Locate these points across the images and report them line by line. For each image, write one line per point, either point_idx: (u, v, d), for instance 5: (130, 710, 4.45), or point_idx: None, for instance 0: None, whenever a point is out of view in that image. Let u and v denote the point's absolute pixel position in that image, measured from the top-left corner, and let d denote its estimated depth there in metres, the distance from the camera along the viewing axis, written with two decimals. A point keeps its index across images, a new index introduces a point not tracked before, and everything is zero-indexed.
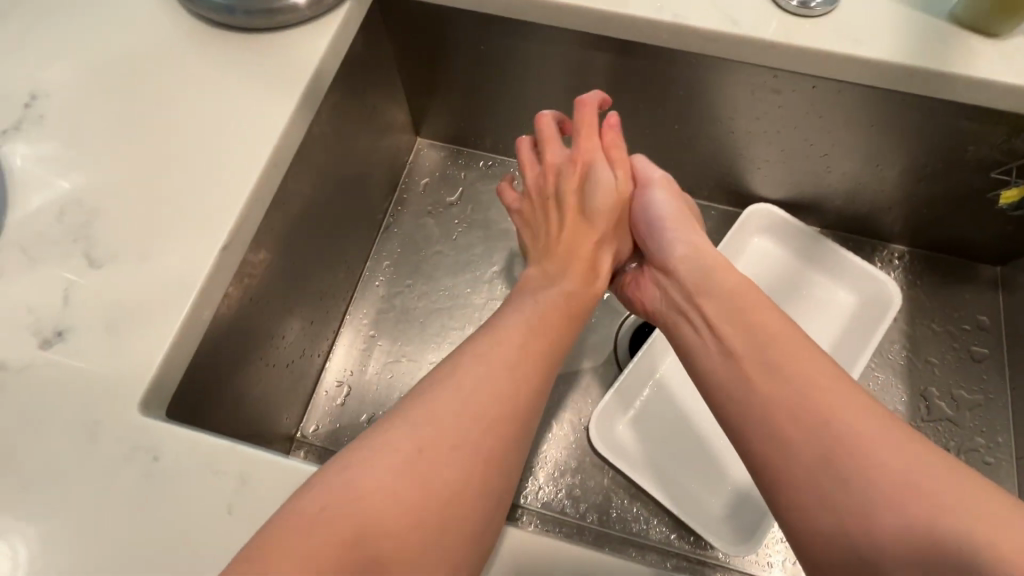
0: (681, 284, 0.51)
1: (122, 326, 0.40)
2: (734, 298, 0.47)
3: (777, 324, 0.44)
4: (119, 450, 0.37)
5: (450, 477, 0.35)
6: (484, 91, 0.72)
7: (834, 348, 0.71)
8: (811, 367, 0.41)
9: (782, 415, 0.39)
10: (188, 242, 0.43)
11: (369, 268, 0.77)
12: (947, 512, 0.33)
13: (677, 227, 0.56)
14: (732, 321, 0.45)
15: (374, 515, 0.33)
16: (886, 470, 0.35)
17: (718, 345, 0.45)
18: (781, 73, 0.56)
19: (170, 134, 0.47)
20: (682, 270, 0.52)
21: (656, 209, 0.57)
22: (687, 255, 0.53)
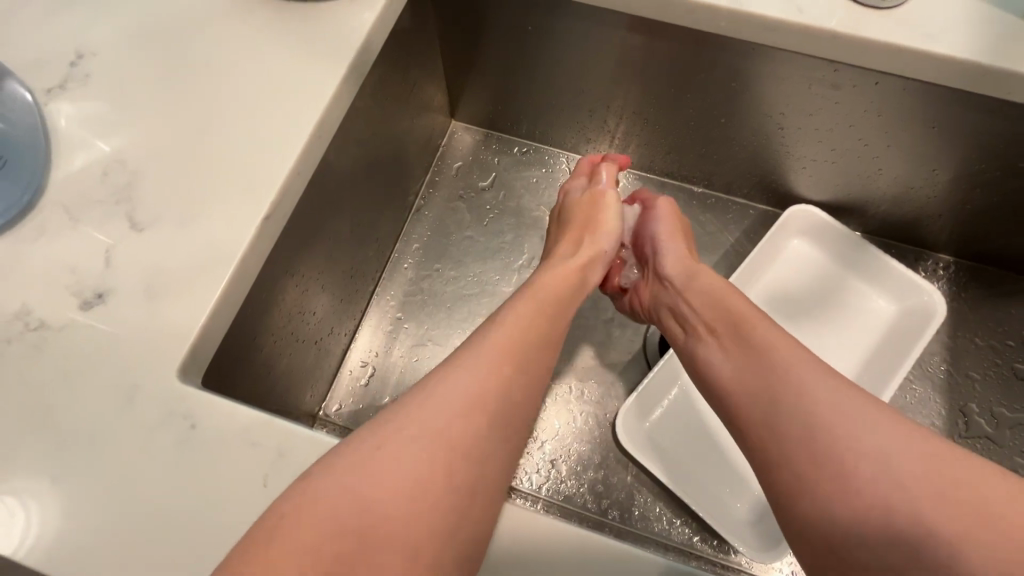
0: (675, 291, 0.54)
1: (162, 291, 0.40)
2: (719, 295, 0.49)
3: (769, 333, 0.43)
4: (156, 415, 0.37)
5: (452, 460, 0.35)
6: (524, 74, 0.70)
7: (865, 362, 0.69)
8: (791, 354, 0.42)
9: (754, 406, 0.41)
10: (228, 209, 0.42)
11: (398, 249, 0.76)
12: (940, 498, 0.33)
13: (672, 242, 0.59)
14: (717, 314, 0.48)
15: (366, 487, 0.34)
16: (874, 458, 0.36)
17: (706, 338, 0.47)
18: (842, 68, 0.54)
19: (215, 101, 0.46)
20: (676, 276, 0.55)
21: (651, 230, 0.61)
22: (678, 265, 0.56)
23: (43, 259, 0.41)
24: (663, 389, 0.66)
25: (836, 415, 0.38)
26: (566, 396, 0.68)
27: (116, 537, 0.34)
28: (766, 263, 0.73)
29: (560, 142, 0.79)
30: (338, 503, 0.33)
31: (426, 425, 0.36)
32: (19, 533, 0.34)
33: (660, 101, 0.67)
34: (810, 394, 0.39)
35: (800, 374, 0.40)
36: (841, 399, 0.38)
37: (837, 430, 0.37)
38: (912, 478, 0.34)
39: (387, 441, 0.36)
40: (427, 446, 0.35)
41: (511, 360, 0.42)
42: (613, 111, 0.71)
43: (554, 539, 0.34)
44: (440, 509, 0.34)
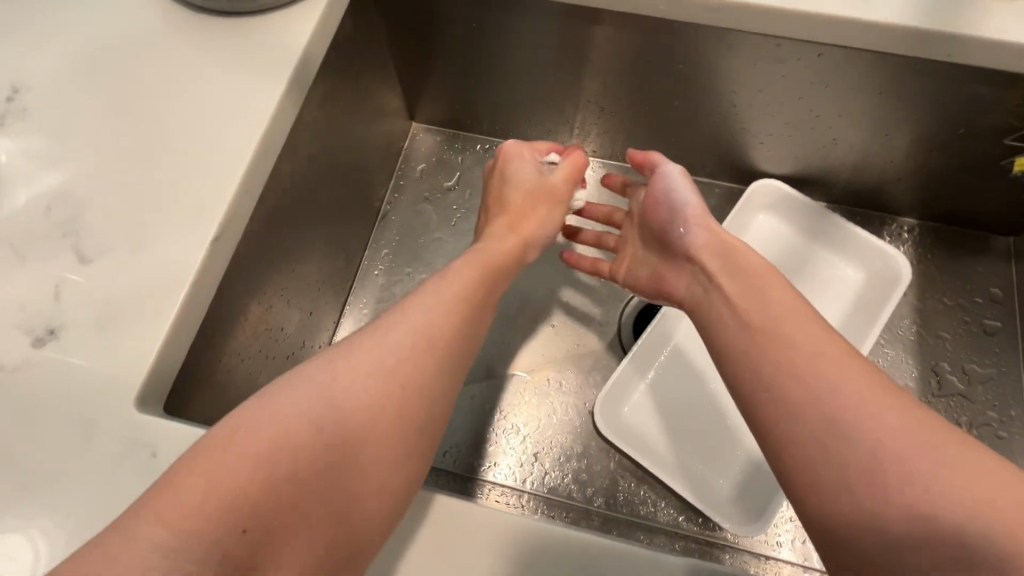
0: (707, 273, 0.49)
1: (114, 321, 0.40)
2: (756, 277, 0.45)
3: (783, 309, 0.42)
4: (117, 446, 0.37)
5: (401, 401, 0.36)
6: (478, 71, 0.70)
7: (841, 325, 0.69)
8: (783, 325, 0.41)
9: None
10: (177, 233, 0.42)
11: (368, 257, 0.76)
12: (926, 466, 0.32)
13: (697, 216, 0.53)
14: (753, 300, 0.43)
15: (318, 440, 0.33)
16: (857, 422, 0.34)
17: (733, 325, 0.43)
18: (784, 42, 0.54)
19: (158, 126, 0.45)
20: (709, 257, 0.49)
21: (678, 203, 0.54)
22: (713, 245, 0.50)
23: None
24: (641, 358, 0.66)
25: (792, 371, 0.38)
26: (545, 389, 0.68)
27: None
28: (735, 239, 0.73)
29: (522, 136, 0.79)
30: (279, 461, 0.32)
31: (375, 377, 0.36)
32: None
33: (616, 89, 0.67)
34: (779, 364, 0.39)
35: (776, 346, 0.40)
36: (816, 353, 0.38)
37: (811, 401, 0.36)
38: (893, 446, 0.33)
39: (327, 392, 0.35)
40: (370, 394, 0.35)
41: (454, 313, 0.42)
42: (570, 102, 0.71)
43: (514, 533, 0.35)
44: (398, 455, 0.35)
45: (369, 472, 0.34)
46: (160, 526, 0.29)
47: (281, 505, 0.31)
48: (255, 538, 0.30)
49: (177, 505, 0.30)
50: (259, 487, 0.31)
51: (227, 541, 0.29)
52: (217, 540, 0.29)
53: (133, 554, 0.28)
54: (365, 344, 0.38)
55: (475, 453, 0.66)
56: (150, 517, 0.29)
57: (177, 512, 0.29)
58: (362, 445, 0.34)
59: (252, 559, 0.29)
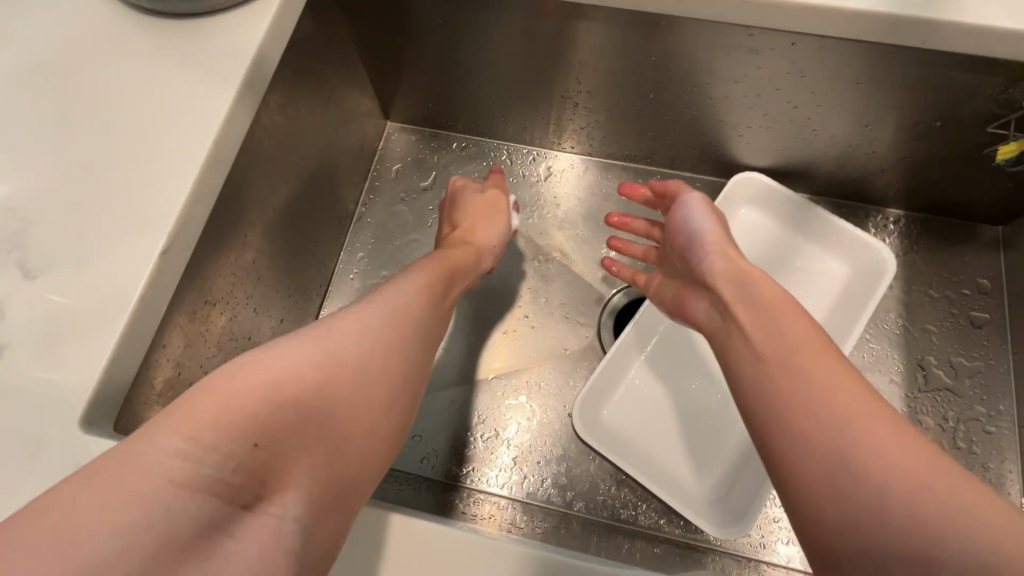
0: (721, 298, 0.47)
1: (60, 339, 0.39)
2: (770, 300, 0.43)
3: (797, 329, 0.40)
4: (62, 468, 0.36)
5: (389, 352, 0.36)
6: (448, 68, 0.68)
7: (826, 311, 0.68)
8: (792, 340, 0.39)
9: None
10: (125, 245, 0.41)
11: (343, 260, 0.74)
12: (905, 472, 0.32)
13: (716, 242, 0.51)
14: (764, 325, 0.41)
15: (320, 373, 0.33)
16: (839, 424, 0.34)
17: (747, 352, 0.41)
18: (756, 32, 0.52)
19: (105, 134, 0.44)
20: (723, 280, 0.47)
21: (694, 227, 0.53)
22: (725, 266, 0.49)
23: None
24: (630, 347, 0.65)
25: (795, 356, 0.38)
26: (524, 391, 0.67)
27: None
28: None
29: (499, 134, 0.78)
30: (278, 396, 0.31)
31: (364, 331, 0.36)
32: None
33: (590, 82, 0.65)
34: (766, 368, 0.39)
35: (773, 363, 0.39)
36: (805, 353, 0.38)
37: (790, 403, 0.36)
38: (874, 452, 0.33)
39: (323, 341, 0.34)
40: (363, 345, 0.35)
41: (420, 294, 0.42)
42: (545, 97, 0.69)
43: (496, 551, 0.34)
44: (386, 404, 0.35)
45: (363, 416, 0.33)
46: (177, 434, 0.28)
47: (287, 428, 0.30)
48: (264, 456, 0.29)
49: (196, 415, 0.29)
50: (269, 408, 0.30)
51: (238, 454, 0.29)
52: (231, 452, 0.28)
53: (147, 468, 0.27)
54: (355, 311, 0.37)
55: (453, 458, 0.65)
56: (168, 428, 0.29)
57: (196, 421, 0.29)
58: (348, 401, 0.33)
59: (262, 476, 0.29)
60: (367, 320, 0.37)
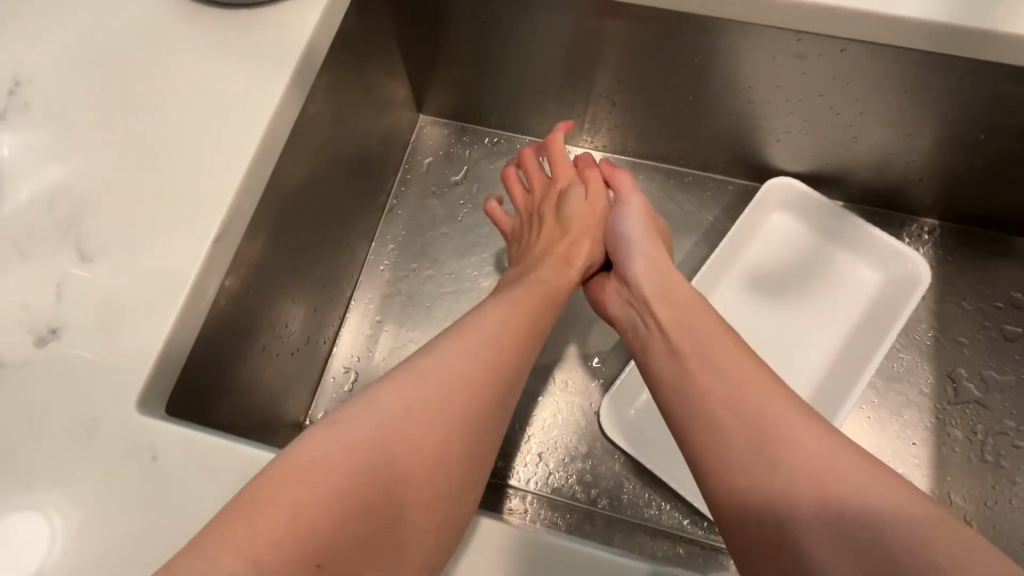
0: (639, 297, 0.50)
1: (115, 322, 0.39)
2: (686, 308, 0.46)
3: (710, 334, 0.43)
4: (119, 447, 0.37)
5: (456, 425, 0.36)
6: (485, 63, 0.68)
7: (842, 349, 0.67)
8: (706, 352, 0.42)
9: (710, 409, 0.39)
10: (179, 231, 0.41)
11: (374, 251, 0.75)
12: (850, 511, 0.32)
13: (641, 244, 0.55)
14: (682, 331, 0.45)
15: (377, 470, 0.33)
16: (781, 461, 0.35)
17: (669, 354, 0.44)
18: (805, 36, 0.52)
19: (158, 122, 0.45)
20: (643, 282, 0.51)
21: (623, 228, 0.56)
22: (650, 273, 0.52)
23: None
24: None
25: (746, 393, 0.38)
26: (549, 387, 0.68)
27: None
28: (746, 238, 0.71)
29: (531, 130, 0.78)
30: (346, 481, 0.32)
31: (424, 414, 0.35)
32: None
33: (627, 82, 0.65)
34: (707, 395, 0.40)
35: (694, 365, 0.42)
36: (757, 386, 0.39)
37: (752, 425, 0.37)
38: (817, 491, 0.33)
39: (382, 428, 0.34)
40: (435, 403, 0.36)
41: (480, 349, 0.41)
42: (581, 95, 0.69)
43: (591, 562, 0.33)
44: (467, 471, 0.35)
45: (423, 508, 0.33)
46: (241, 554, 0.28)
47: (346, 538, 0.30)
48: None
49: (258, 532, 0.29)
50: (326, 522, 0.30)
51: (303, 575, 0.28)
52: (295, 574, 0.28)
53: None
54: (426, 364, 0.39)
55: None
56: (231, 543, 0.28)
57: (255, 533, 0.29)
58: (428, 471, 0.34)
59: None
60: (435, 374, 0.38)
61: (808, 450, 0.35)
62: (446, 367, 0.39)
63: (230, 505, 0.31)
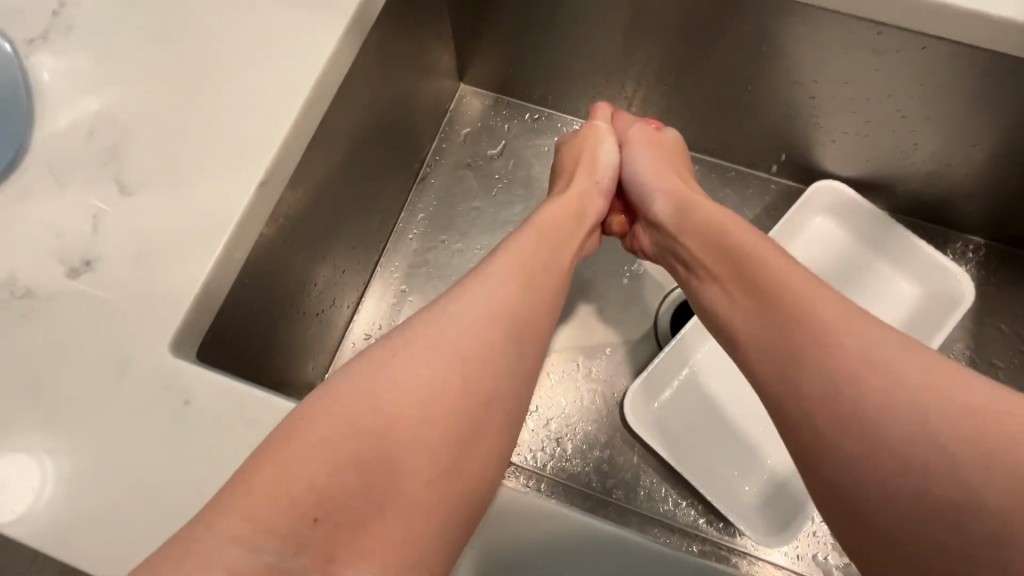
0: (675, 235, 0.51)
1: (151, 260, 0.38)
2: (721, 229, 0.47)
3: (767, 265, 0.42)
4: (149, 390, 0.35)
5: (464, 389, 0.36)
6: (538, 34, 0.65)
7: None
8: (765, 289, 0.41)
9: (785, 368, 0.38)
10: (223, 173, 0.40)
11: (403, 219, 0.73)
12: (904, 414, 0.34)
13: (664, 181, 0.56)
14: (726, 263, 0.45)
15: (377, 436, 0.33)
16: (832, 384, 0.36)
17: (721, 291, 0.45)
18: (886, 30, 0.49)
19: (208, 56, 0.43)
20: (672, 217, 0.53)
21: (639, 167, 0.58)
22: (673, 206, 0.53)
23: (31, 224, 0.39)
24: (682, 348, 0.64)
25: (791, 316, 0.39)
26: (572, 373, 0.66)
27: (114, 511, 0.33)
28: (785, 239, 0.69)
29: (574, 109, 0.76)
30: (354, 447, 0.32)
31: (415, 374, 0.36)
32: (15, 507, 0.33)
33: (684, 66, 0.63)
34: (769, 340, 0.39)
35: (766, 309, 0.40)
36: (806, 309, 0.39)
37: (823, 369, 0.36)
38: (881, 412, 0.34)
39: (387, 388, 0.35)
40: (440, 363, 0.36)
41: (493, 308, 0.40)
42: (634, 77, 0.67)
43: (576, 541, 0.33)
44: (479, 445, 0.35)
45: (427, 482, 0.33)
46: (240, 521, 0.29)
47: (339, 501, 0.31)
48: (324, 531, 0.30)
49: (263, 497, 0.30)
50: (323, 484, 0.31)
51: (298, 533, 0.29)
52: (294, 535, 0.29)
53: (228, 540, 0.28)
54: (437, 323, 0.38)
55: None
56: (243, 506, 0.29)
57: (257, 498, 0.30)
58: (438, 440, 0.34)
59: (329, 550, 0.29)
60: (445, 334, 0.38)
61: (852, 369, 0.35)
62: (442, 330, 0.38)
63: (223, 486, 0.31)
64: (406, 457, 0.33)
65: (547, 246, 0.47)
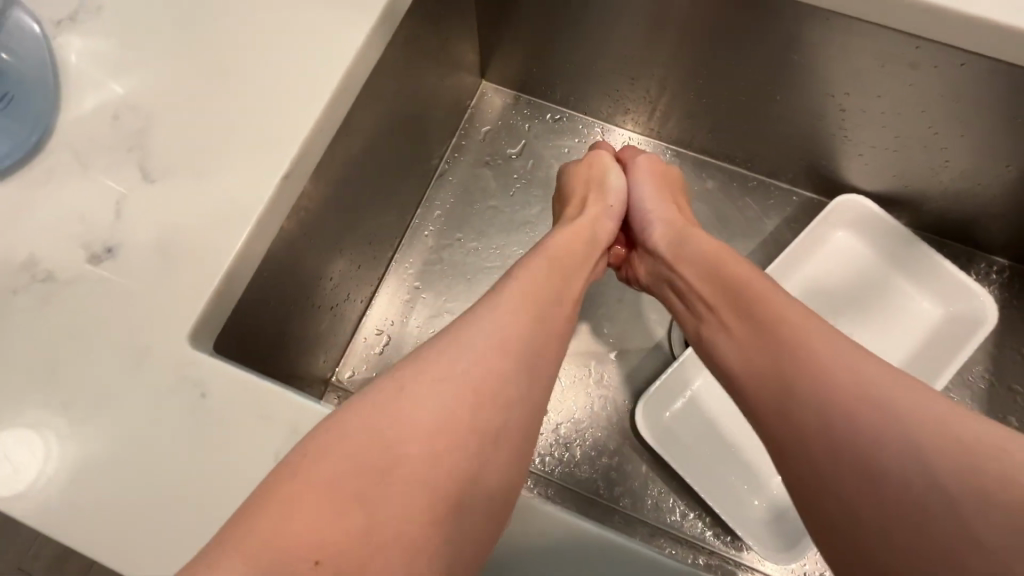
0: (672, 265, 0.50)
1: (172, 248, 0.38)
2: (718, 261, 0.46)
3: (767, 299, 0.41)
4: (166, 380, 0.35)
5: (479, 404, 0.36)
6: (564, 33, 0.64)
7: (915, 356, 0.65)
8: (765, 325, 0.40)
9: (789, 410, 0.36)
10: (246, 164, 0.39)
11: (419, 216, 0.73)
12: (907, 460, 0.33)
13: (666, 213, 0.55)
14: (724, 296, 0.43)
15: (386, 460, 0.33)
16: (836, 425, 0.35)
17: (719, 326, 0.43)
18: (925, 45, 0.48)
19: (235, 44, 0.42)
20: (670, 246, 0.51)
21: (641, 195, 0.57)
22: (671, 236, 0.52)
23: (54, 207, 0.39)
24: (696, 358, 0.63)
25: (790, 352, 0.38)
26: (584, 378, 0.66)
27: (128, 500, 0.33)
28: (806, 252, 0.68)
29: (596, 111, 0.75)
30: (363, 480, 0.32)
31: (417, 403, 0.35)
32: (21, 482, 0.34)
33: (712, 72, 0.61)
34: (769, 378, 0.38)
35: (765, 345, 0.39)
36: (807, 349, 0.37)
37: (824, 414, 0.35)
38: (883, 457, 0.33)
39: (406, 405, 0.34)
40: (454, 384, 0.36)
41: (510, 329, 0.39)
42: (659, 81, 0.66)
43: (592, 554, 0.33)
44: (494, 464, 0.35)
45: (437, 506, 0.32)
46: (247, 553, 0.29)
47: (342, 539, 0.30)
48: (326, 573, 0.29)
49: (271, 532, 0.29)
50: (325, 521, 0.30)
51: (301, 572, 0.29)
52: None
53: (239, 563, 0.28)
54: (460, 343, 0.38)
55: None
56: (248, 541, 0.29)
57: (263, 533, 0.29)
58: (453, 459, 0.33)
59: None
60: (464, 352, 0.37)
61: (858, 413, 0.34)
62: (448, 352, 0.37)
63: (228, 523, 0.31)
64: (416, 480, 0.32)
65: (557, 272, 0.46)
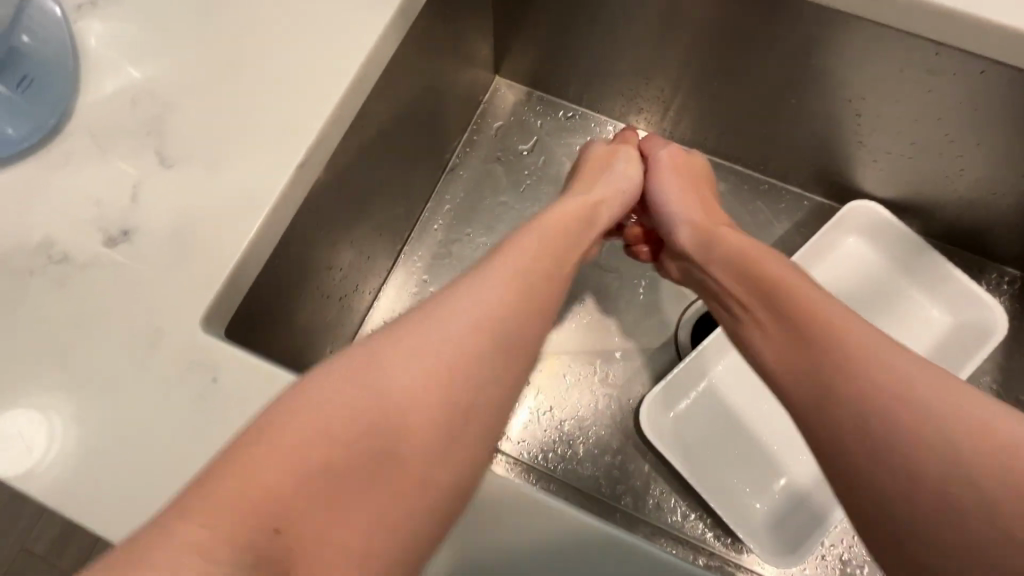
0: (703, 261, 0.50)
1: (187, 233, 0.38)
2: (750, 257, 0.46)
3: (799, 296, 0.41)
4: (178, 364, 0.35)
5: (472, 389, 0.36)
6: (580, 30, 0.64)
7: None
8: (798, 323, 0.40)
9: (819, 408, 0.37)
10: (261, 152, 0.39)
11: (429, 209, 0.73)
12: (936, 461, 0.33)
13: (692, 207, 0.55)
14: (757, 292, 0.44)
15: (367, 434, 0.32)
16: (865, 425, 0.35)
17: (752, 323, 0.43)
18: (946, 52, 0.48)
19: (253, 32, 0.42)
20: (700, 242, 0.51)
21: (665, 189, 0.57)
22: (700, 231, 0.52)
23: (71, 189, 0.39)
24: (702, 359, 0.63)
25: (825, 348, 0.38)
26: (588, 376, 0.66)
27: (137, 481, 0.34)
28: (815, 257, 0.68)
29: (609, 110, 0.75)
30: (339, 446, 0.31)
31: (399, 375, 0.34)
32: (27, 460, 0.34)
33: (727, 74, 0.61)
34: (801, 375, 0.38)
35: (798, 343, 0.39)
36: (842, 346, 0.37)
37: (853, 414, 0.35)
38: (911, 458, 0.33)
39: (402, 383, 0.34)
40: (445, 359, 0.35)
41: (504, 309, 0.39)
42: (674, 81, 0.66)
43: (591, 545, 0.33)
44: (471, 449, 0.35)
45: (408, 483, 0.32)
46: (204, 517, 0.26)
47: (301, 505, 0.29)
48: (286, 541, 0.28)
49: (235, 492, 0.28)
50: (295, 484, 0.29)
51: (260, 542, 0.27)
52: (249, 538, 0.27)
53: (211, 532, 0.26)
54: (457, 318, 0.37)
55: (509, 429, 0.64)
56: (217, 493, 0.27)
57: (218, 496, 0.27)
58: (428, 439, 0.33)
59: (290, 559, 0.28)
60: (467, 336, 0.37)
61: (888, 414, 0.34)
62: (436, 323, 0.37)
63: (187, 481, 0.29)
64: (395, 458, 0.32)
65: (550, 254, 0.45)
